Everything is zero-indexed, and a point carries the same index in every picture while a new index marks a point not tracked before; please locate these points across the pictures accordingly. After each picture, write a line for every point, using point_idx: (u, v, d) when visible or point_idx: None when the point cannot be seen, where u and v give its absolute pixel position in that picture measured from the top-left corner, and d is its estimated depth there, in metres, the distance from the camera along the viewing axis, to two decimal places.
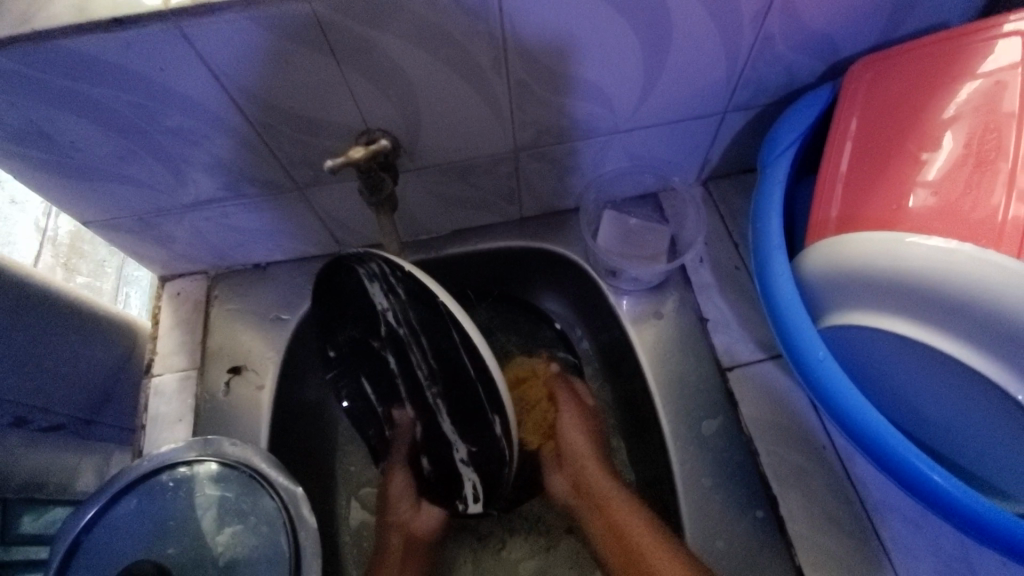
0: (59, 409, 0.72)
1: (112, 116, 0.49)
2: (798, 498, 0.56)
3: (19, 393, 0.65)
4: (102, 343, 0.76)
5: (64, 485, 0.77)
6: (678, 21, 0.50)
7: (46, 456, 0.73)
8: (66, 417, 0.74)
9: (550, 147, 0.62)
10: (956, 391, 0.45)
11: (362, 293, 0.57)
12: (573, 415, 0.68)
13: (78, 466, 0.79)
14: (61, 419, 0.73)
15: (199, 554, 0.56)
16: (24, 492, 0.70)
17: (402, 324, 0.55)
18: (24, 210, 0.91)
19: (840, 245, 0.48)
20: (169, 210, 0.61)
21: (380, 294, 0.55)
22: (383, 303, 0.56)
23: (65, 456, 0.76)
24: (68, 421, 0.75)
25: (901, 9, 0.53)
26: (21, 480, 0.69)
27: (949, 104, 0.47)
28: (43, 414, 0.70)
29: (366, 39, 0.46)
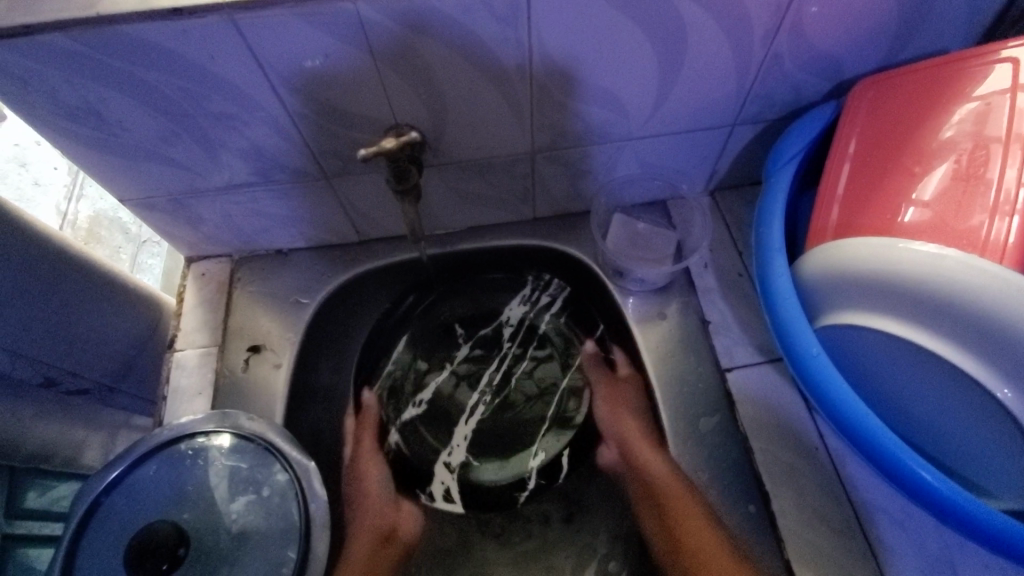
0: (86, 375, 0.76)
1: (160, 99, 0.52)
2: (790, 496, 0.59)
3: (40, 352, 0.68)
4: (126, 314, 0.79)
5: (70, 457, 0.80)
6: (694, 35, 0.53)
7: (54, 427, 0.76)
8: (91, 384, 0.77)
9: (567, 150, 0.66)
10: (942, 390, 0.48)
11: (505, 297, 0.79)
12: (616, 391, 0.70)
13: (86, 441, 0.82)
14: (85, 383, 0.77)
15: (211, 522, 0.58)
16: (31, 462, 0.74)
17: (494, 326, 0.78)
18: (47, 192, 0.91)
19: (836, 251, 0.52)
20: (202, 192, 0.64)
21: (519, 305, 0.78)
22: (511, 315, 0.78)
23: (74, 430, 0.79)
24: (92, 387, 0.78)
25: (904, 34, 0.57)
26: (27, 449, 0.72)
27: (944, 125, 0.50)
28: (70, 378, 0.74)
29: (403, 39, 0.49)
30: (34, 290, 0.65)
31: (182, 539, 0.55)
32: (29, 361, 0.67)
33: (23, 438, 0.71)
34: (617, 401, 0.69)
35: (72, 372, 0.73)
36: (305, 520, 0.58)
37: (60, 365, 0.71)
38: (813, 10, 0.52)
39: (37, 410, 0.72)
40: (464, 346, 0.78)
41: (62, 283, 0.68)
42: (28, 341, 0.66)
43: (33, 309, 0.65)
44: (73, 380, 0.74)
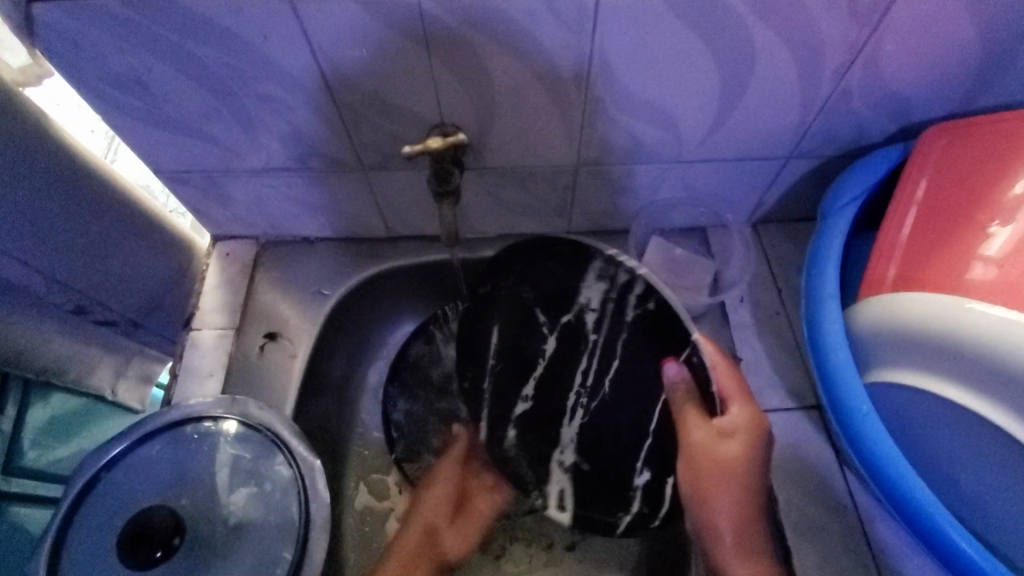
0: (114, 308, 0.76)
1: (209, 76, 0.51)
2: (813, 554, 0.56)
3: (73, 280, 0.69)
4: (161, 256, 0.79)
5: (83, 377, 0.79)
6: (762, 61, 0.51)
7: (70, 346, 0.75)
8: (119, 316, 0.78)
9: (612, 166, 0.63)
10: (998, 466, 0.45)
11: (577, 280, 0.67)
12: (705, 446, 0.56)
13: (97, 363, 0.80)
14: (111, 315, 0.77)
15: (210, 510, 0.57)
16: (41, 375, 0.73)
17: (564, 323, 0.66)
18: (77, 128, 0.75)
19: (894, 304, 0.49)
20: (237, 172, 0.63)
21: (595, 283, 0.66)
22: (589, 298, 0.66)
23: (87, 351, 0.78)
24: (120, 320, 0.78)
25: (983, 81, 0.54)
26: (38, 366, 0.72)
27: (1022, 181, 0.47)
28: (99, 308, 0.74)
29: (463, 37, 0.48)
30: (71, 213, 0.66)
31: (177, 529, 0.53)
32: (62, 288, 0.68)
33: (37, 353, 0.71)
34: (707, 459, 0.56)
35: (101, 303, 0.74)
36: (304, 521, 0.56)
37: (91, 295, 0.72)
38: (890, 47, 0.50)
39: (54, 331, 0.72)
40: (549, 337, 0.66)
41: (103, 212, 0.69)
42: (66, 268, 0.67)
43: (68, 235, 0.66)
44: (102, 311, 0.75)
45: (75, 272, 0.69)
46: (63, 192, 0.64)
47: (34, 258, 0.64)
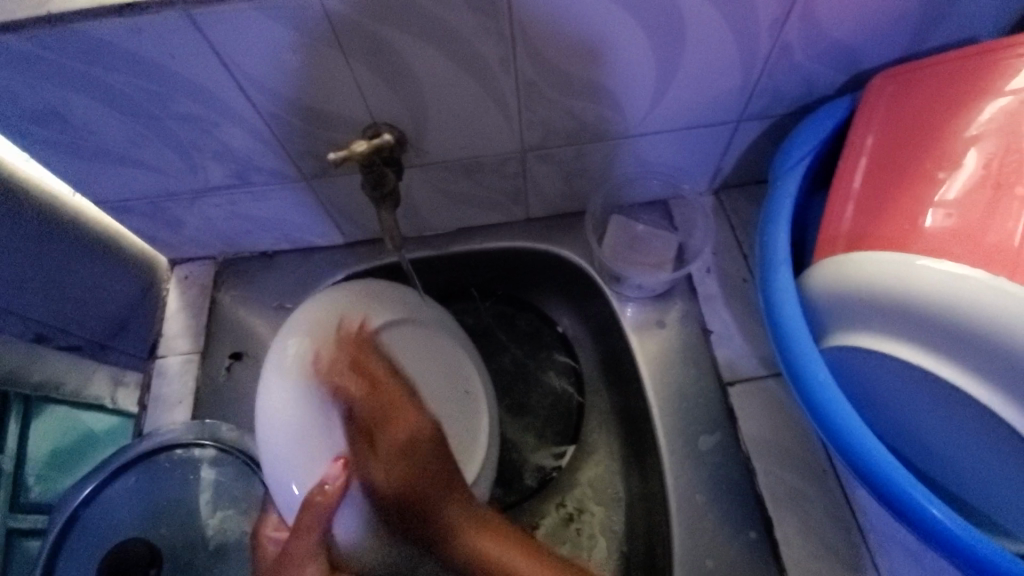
0: (78, 333, 0.70)
1: (125, 101, 0.49)
2: (795, 522, 0.55)
3: (30, 308, 0.64)
4: (127, 282, 0.73)
5: (78, 389, 0.76)
6: (693, 24, 0.48)
7: (59, 366, 0.73)
8: (83, 341, 0.72)
9: (559, 149, 0.62)
10: (963, 427, 0.44)
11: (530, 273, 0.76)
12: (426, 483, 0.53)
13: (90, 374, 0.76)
14: (76, 340, 0.71)
15: (190, 535, 0.58)
16: (39, 390, 0.72)
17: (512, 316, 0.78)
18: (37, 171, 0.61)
19: (847, 266, 0.47)
20: (179, 194, 0.62)
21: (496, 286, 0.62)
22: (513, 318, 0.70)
23: (78, 365, 0.75)
24: (84, 345, 0.72)
25: (927, 22, 0.52)
26: (32, 383, 0.71)
27: (970, 123, 0.45)
28: (60, 334, 0.69)
29: (375, 34, 0.46)
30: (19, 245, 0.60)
31: (154, 559, 0.55)
32: (19, 318, 0.64)
33: (31, 370, 0.70)
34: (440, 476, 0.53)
35: (62, 329, 0.69)
36: None
37: (47, 321, 0.66)
38: None
39: (33, 350, 0.69)
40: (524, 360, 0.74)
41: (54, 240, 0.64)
42: (20, 299, 0.63)
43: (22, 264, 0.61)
44: (64, 338, 0.69)
45: (32, 302, 0.64)
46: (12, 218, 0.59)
47: None
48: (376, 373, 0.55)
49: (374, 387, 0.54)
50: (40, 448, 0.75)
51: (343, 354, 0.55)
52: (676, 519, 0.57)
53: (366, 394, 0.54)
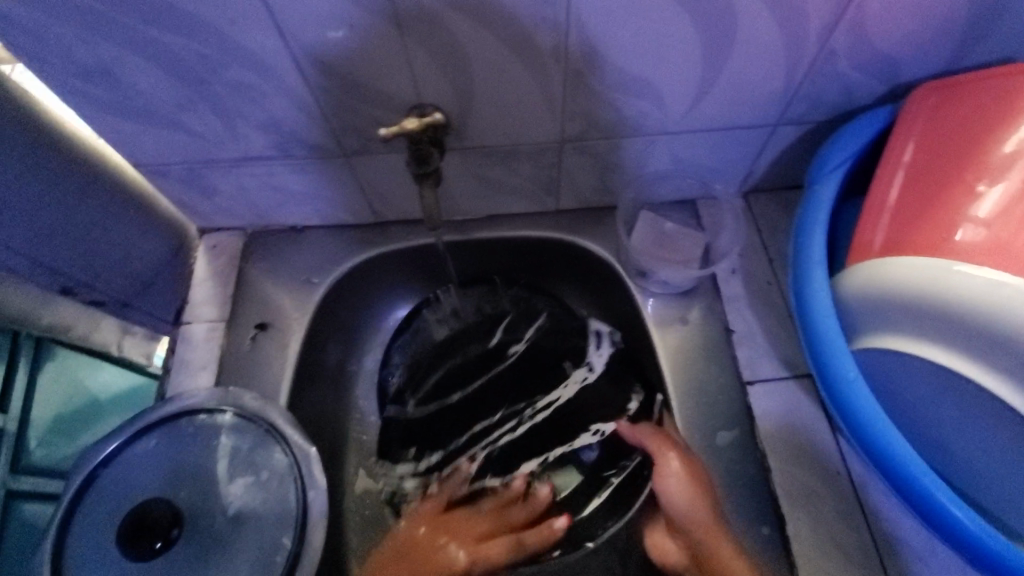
0: (103, 289, 0.68)
1: (178, 64, 0.50)
2: (808, 521, 0.56)
3: (58, 261, 0.63)
4: (152, 233, 0.71)
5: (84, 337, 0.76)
6: (743, 25, 0.49)
7: (68, 311, 0.72)
8: (108, 297, 0.69)
9: (597, 142, 0.62)
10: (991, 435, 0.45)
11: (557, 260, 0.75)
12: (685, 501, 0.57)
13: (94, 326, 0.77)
14: (100, 296, 0.69)
15: (208, 502, 0.57)
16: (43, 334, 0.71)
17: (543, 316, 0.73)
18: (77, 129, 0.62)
19: (881, 269, 0.48)
20: (217, 162, 0.62)
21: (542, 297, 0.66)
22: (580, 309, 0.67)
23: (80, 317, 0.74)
24: (108, 301, 0.70)
25: (972, 39, 0.52)
26: (42, 325, 0.70)
27: (1010, 140, 0.46)
28: (87, 290, 0.67)
29: (433, 14, 0.46)
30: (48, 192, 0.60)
31: (176, 521, 0.54)
32: (47, 271, 0.62)
33: (41, 313, 0.69)
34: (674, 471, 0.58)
35: (88, 284, 0.67)
36: (302, 510, 0.57)
37: (74, 275, 0.65)
38: (875, 6, 0.48)
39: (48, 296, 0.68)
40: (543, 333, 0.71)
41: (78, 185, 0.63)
42: (50, 251, 0.61)
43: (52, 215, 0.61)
44: (90, 293, 0.67)
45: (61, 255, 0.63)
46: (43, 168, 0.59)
47: (18, 243, 0.58)
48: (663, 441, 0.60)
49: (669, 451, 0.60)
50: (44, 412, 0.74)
51: (649, 433, 0.61)
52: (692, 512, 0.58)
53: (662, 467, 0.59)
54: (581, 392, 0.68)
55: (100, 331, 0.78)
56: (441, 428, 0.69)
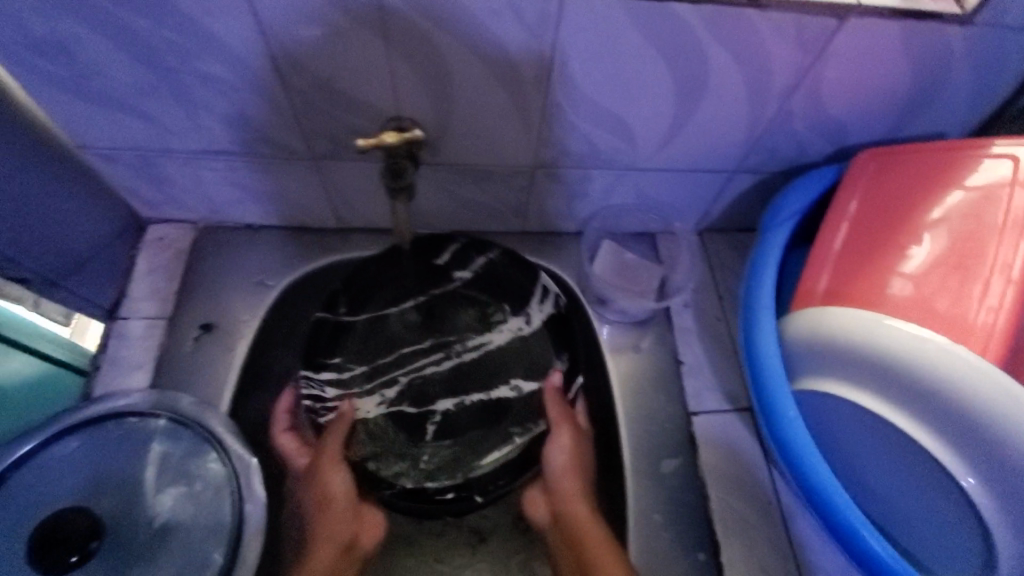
0: (27, 266, 0.59)
1: (145, 49, 0.47)
2: (740, 548, 0.59)
3: None
4: (92, 214, 0.64)
5: None
6: (713, 78, 0.52)
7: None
8: (31, 274, 0.60)
9: (568, 170, 0.64)
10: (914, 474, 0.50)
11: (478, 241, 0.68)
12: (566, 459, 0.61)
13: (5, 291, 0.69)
14: (25, 274, 0.59)
15: (133, 513, 0.53)
16: None
17: (483, 262, 0.66)
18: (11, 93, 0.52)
19: (822, 316, 0.52)
20: (174, 152, 0.59)
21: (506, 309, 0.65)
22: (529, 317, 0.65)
23: None
24: (32, 279, 0.60)
25: (909, 113, 0.58)
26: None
27: (937, 207, 0.51)
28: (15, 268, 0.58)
29: (421, 31, 0.46)
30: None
31: (95, 532, 0.49)
32: None
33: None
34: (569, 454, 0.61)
35: (15, 261, 0.58)
36: (237, 522, 0.53)
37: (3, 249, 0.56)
38: (829, 76, 0.53)
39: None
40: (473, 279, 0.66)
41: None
42: None
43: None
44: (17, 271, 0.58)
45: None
46: None
47: None
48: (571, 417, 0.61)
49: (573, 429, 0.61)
50: None
51: (558, 410, 0.60)
52: (633, 536, 0.60)
53: (559, 441, 0.60)
54: (514, 341, 0.64)
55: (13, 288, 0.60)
56: (369, 346, 0.64)
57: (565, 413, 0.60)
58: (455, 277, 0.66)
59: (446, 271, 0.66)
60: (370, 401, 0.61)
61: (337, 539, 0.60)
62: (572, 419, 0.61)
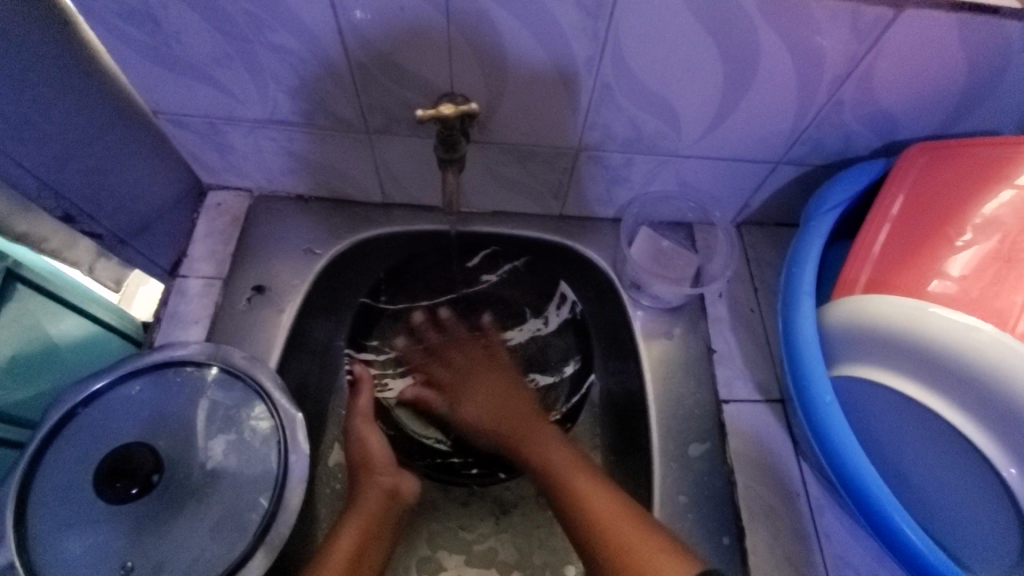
0: (102, 222, 0.66)
1: (224, 18, 0.50)
2: (765, 535, 0.60)
3: (67, 186, 0.60)
4: (164, 175, 0.69)
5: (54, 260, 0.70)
6: (765, 65, 0.53)
7: (46, 226, 0.66)
8: (104, 231, 0.67)
9: (611, 154, 0.65)
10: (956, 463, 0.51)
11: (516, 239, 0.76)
12: (467, 391, 0.67)
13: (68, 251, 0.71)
14: (98, 229, 0.66)
15: (185, 456, 0.56)
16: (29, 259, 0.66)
17: (509, 268, 0.73)
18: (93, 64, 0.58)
19: (873, 302, 0.52)
20: (239, 121, 0.63)
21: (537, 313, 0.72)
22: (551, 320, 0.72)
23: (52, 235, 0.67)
24: (104, 235, 0.67)
25: (963, 109, 0.57)
26: (13, 234, 0.64)
27: (990, 202, 0.51)
28: (88, 220, 0.64)
29: (481, 8, 0.48)
30: (59, 98, 0.56)
31: (157, 466, 0.53)
32: (54, 194, 0.60)
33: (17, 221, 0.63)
34: (471, 384, 0.67)
35: (90, 215, 0.64)
36: (282, 471, 0.56)
37: (80, 204, 0.62)
38: (883, 67, 0.53)
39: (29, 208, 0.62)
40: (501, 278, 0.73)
41: (90, 114, 0.59)
42: (62, 176, 0.59)
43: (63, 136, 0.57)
44: (90, 224, 0.65)
45: (67, 179, 0.60)
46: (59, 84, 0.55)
47: (31, 160, 0.56)
48: (477, 353, 0.69)
49: (448, 338, 0.71)
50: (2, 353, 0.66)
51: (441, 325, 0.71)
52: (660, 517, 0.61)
53: (465, 346, 0.70)
54: (531, 342, 0.72)
55: (73, 251, 0.72)
56: (396, 325, 0.72)
57: (477, 355, 0.69)
58: (486, 279, 0.73)
59: (476, 274, 0.73)
60: (402, 381, 0.71)
61: (382, 486, 0.61)
62: (484, 356, 0.69)
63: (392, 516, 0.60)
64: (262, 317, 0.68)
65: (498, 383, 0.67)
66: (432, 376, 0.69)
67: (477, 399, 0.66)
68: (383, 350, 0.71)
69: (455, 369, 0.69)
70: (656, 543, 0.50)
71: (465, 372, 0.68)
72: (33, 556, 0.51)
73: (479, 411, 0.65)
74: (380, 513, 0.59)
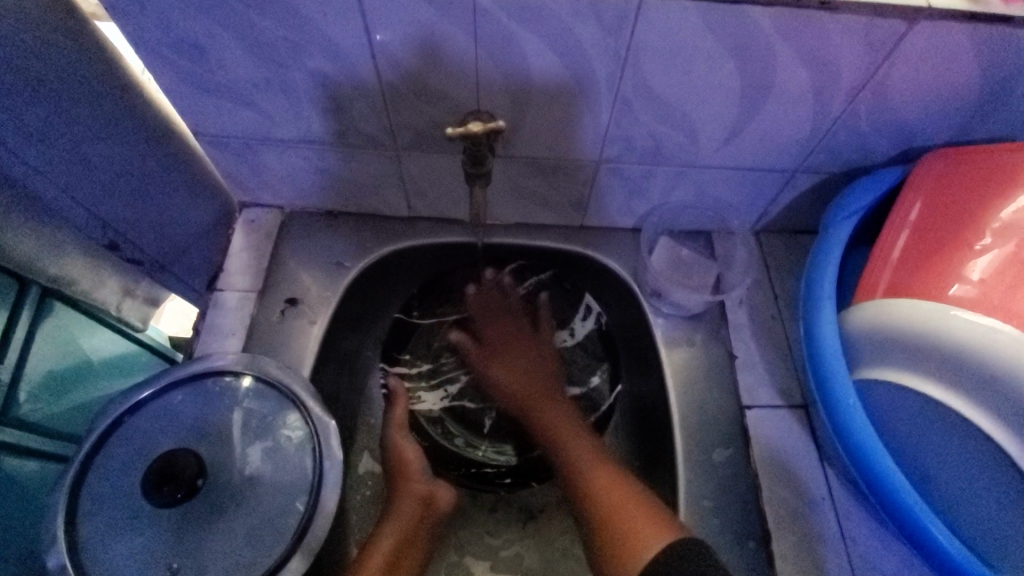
0: (145, 247, 0.70)
1: (264, 46, 0.53)
2: (791, 539, 0.60)
3: (114, 212, 0.64)
4: (202, 193, 0.73)
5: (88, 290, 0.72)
6: (781, 78, 0.55)
7: (77, 266, 0.67)
8: (146, 257, 0.71)
9: (630, 166, 0.67)
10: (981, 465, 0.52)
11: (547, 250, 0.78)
12: (508, 365, 0.68)
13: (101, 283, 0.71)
14: (140, 256, 0.70)
15: (224, 463, 0.58)
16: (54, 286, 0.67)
17: (535, 283, 0.75)
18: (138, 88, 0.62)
19: (897, 307, 0.53)
20: (274, 141, 0.66)
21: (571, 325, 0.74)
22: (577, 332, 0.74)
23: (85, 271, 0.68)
24: (146, 261, 0.71)
25: (979, 115, 0.58)
26: (47, 276, 0.65)
27: (1009, 205, 0.51)
28: (131, 246, 0.68)
29: (507, 31, 0.51)
30: (108, 122, 0.60)
31: (200, 471, 0.55)
32: (101, 223, 0.63)
33: (47, 265, 0.64)
34: (522, 354, 0.69)
35: (133, 241, 0.68)
36: (317, 476, 0.58)
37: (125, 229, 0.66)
38: (897, 77, 0.54)
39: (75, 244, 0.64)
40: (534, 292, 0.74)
41: (135, 137, 0.63)
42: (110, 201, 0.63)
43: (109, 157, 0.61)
44: (134, 250, 0.69)
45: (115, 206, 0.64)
46: (105, 109, 0.59)
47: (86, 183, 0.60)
48: (531, 335, 0.70)
49: (487, 309, 0.72)
50: (37, 367, 0.70)
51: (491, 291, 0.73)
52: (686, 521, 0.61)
53: (515, 318, 0.72)
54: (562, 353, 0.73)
55: (102, 291, 0.72)
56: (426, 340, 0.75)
57: (525, 328, 0.71)
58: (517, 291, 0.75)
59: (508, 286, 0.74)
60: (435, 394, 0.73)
61: (417, 493, 0.62)
62: (528, 333, 0.71)
63: (425, 525, 0.62)
64: (293, 329, 0.70)
65: (541, 357, 0.69)
66: (480, 334, 0.71)
67: (513, 375, 0.67)
68: (416, 364, 0.74)
69: (500, 338, 0.70)
70: (640, 512, 0.54)
71: (510, 341, 0.70)
72: (82, 559, 0.53)
73: (521, 384, 0.67)
74: (415, 522, 0.61)
